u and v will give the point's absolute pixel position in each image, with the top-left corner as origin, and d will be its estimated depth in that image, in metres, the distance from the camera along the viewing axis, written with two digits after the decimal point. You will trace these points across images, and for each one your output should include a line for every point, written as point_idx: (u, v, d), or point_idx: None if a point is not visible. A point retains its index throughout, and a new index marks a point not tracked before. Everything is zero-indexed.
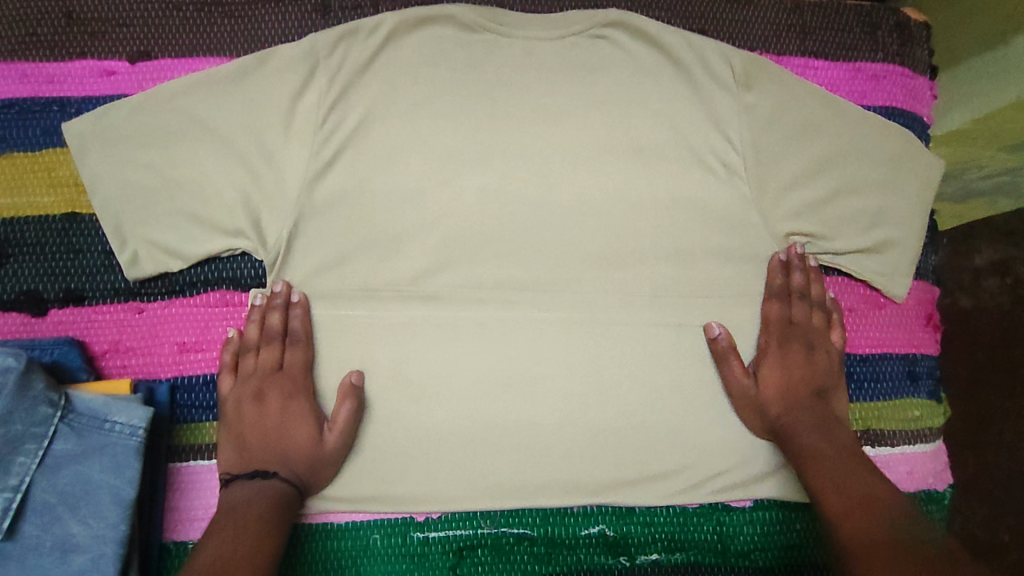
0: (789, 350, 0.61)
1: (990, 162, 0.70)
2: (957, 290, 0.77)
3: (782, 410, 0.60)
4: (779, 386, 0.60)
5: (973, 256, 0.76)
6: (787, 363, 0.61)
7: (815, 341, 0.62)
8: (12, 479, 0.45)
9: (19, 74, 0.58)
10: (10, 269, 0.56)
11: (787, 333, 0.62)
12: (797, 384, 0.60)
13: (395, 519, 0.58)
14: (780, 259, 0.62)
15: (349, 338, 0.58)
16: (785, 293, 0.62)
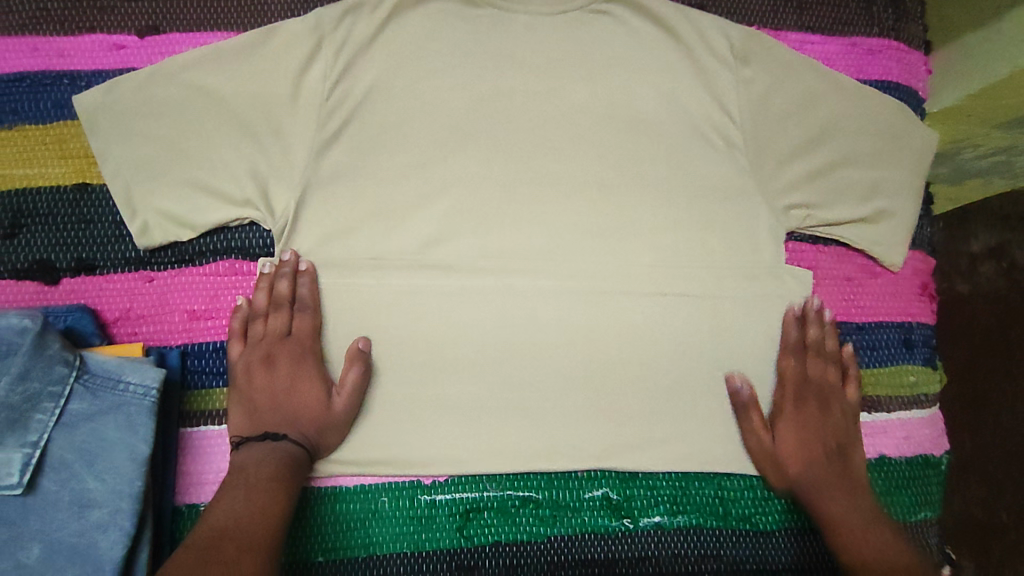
0: (805, 407, 0.61)
1: (985, 141, 0.70)
2: (955, 274, 0.77)
3: (800, 468, 0.60)
4: (797, 445, 0.60)
5: (970, 241, 0.77)
6: (805, 420, 0.61)
7: (830, 398, 0.62)
8: (30, 436, 0.46)
9: (30, 48, 0.59)
10: (22, 240, 0.57)
11: (803, 390, 0.62)
12: (816, 441, 0.61)
13: (403, 483, 0.59)
14: (796, 312, 0.63)
15: (356, 306, 0.60)
16: (802, 348, 0.62)
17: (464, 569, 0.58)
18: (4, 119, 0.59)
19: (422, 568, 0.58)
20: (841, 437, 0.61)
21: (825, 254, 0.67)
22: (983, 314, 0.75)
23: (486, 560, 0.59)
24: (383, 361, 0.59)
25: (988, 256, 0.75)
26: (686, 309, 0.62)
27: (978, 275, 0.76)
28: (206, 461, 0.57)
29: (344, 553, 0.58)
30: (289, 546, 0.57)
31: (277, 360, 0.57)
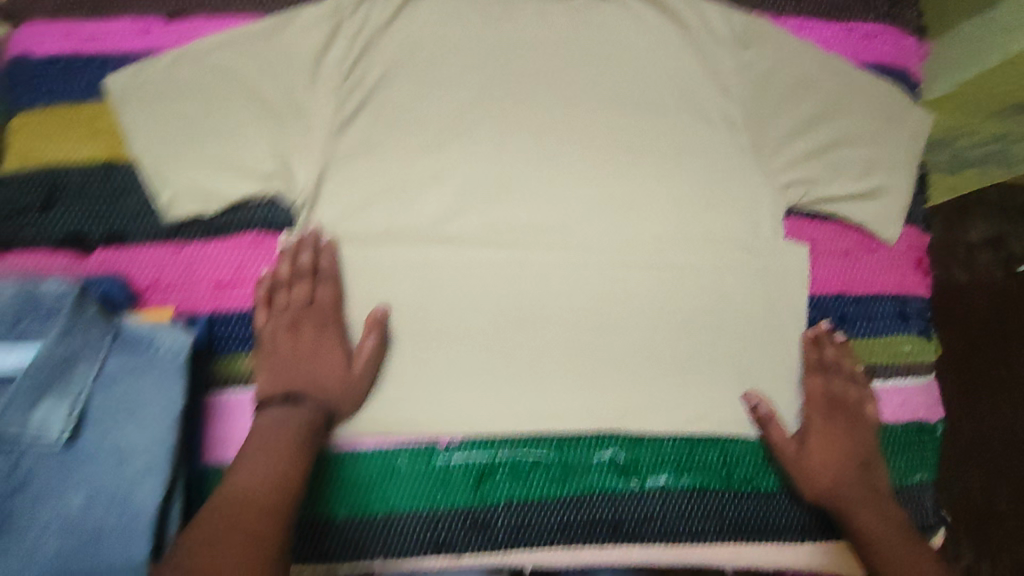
0: (832, 424, 0.64)
1: (981, 129, 0.81)
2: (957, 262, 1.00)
3: (832, 484, 0.62)
4: (826, 461, 0.63)
5: (970, 233, 1.01)
6: (831, 438, 0.63)
7: (855, 415, 0.64)
8: (72, 390, 0.49)
9: (64, 32, 0.63)
10: (58, 213, 0.60)
11: (828, 407, 0.64)
12: (843, 456, 0.63)
13: (419, 445, 0.62)
14: (811, 335, 0.65)
15: (375, 276, 0.62)
16: (823, 367, 0.65)
17: (479, 526, 0.61)
18: (40, 99, 0.62)
19: (438, 524, 0.61)
20: (867, 452, 0.63)
21: (825, 228, 0.69)
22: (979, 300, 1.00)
23: (499, 517, 0.61)
24: (400, 330, 0.62)
25: (986, 247, 1.00)
26: (690, 280, 0.65)
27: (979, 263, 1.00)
28: (232, 424, 0.60)
29: (363, 510, 0.60)
30: (307, 504, 0.60)
31: (301, 327, 0.59)
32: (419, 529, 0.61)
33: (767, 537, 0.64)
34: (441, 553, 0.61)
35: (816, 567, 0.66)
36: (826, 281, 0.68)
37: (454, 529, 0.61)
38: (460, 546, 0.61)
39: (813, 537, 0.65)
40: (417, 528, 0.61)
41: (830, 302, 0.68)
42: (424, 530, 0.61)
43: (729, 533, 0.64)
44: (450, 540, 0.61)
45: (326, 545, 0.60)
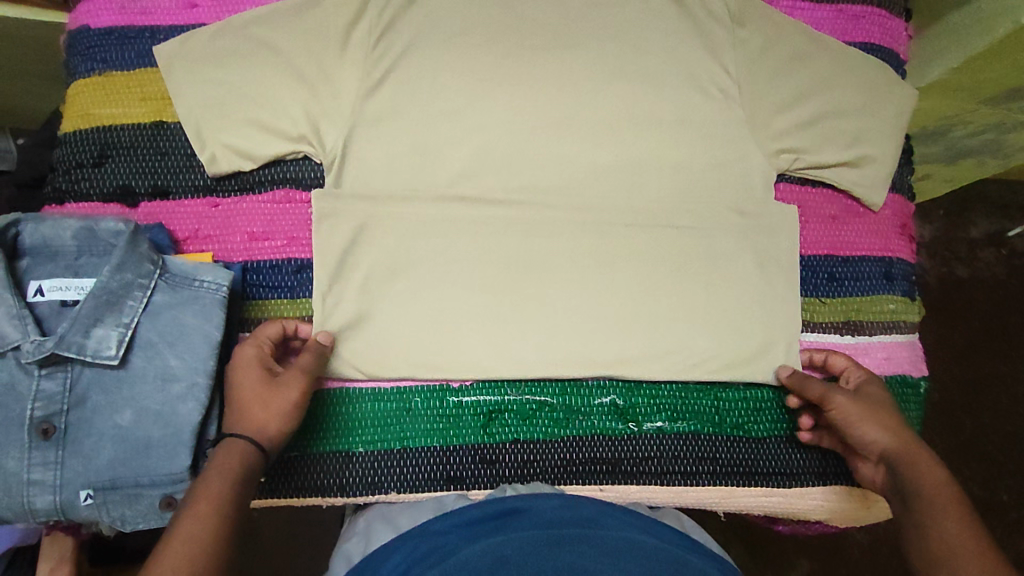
0: (878, 389, 0.64)
1: (977, 121, 0.85)
2: (960, 258, 1.10)
3: (891, 433, 0.60)
4: (883, 410, 0.62)
5: (974, 230, 1.11)
6: (882, 398, 0.63)
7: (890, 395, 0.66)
8: (125, 317, 0.55)
9: (118, 7, 0.70)
10: (109, 168, 0.67)
11: (868, 377, 0.66)
12: (895, 414, 0.62)
13: (433, 385, 0.67)
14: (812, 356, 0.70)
15: (397, 235, 0.67)
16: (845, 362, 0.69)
17: (487, 462, 0.66)
18: (95, 67, 0.69)
19: (448, 459, 0.66)
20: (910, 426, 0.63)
21: (812, 194, 0.75)
22: (986, 296, 1.10)
23: (505, 455, 0.66)
24: (419, 284, 0.67)
25: (990, 244, 1.11)
26: (686, 241, 0.70)
27: (983, 259, 1.11)
28: None
29: (379, 445, 0.66)
30: (312, 441, 0.65)
31: (237, 355, 0.59)
32: (430, 465, 0.66)
33: (760, 481, 0.68)
34: (452, 487, 0.66)
35: (805, 513, 0.69)
36: (814, 243, 0.74)
37: (463, 465, 0.66)
38: (470, 480, 0.66)
39: (802, 482, 0.69)
40: (430, 463, 0.66)
41: (818, 262, 0.73)
42: (435, 465, 0.66)
43: (721, 476, 0.68)
44: (459, 474, 0.66)
45: (343, 476, 0.65)
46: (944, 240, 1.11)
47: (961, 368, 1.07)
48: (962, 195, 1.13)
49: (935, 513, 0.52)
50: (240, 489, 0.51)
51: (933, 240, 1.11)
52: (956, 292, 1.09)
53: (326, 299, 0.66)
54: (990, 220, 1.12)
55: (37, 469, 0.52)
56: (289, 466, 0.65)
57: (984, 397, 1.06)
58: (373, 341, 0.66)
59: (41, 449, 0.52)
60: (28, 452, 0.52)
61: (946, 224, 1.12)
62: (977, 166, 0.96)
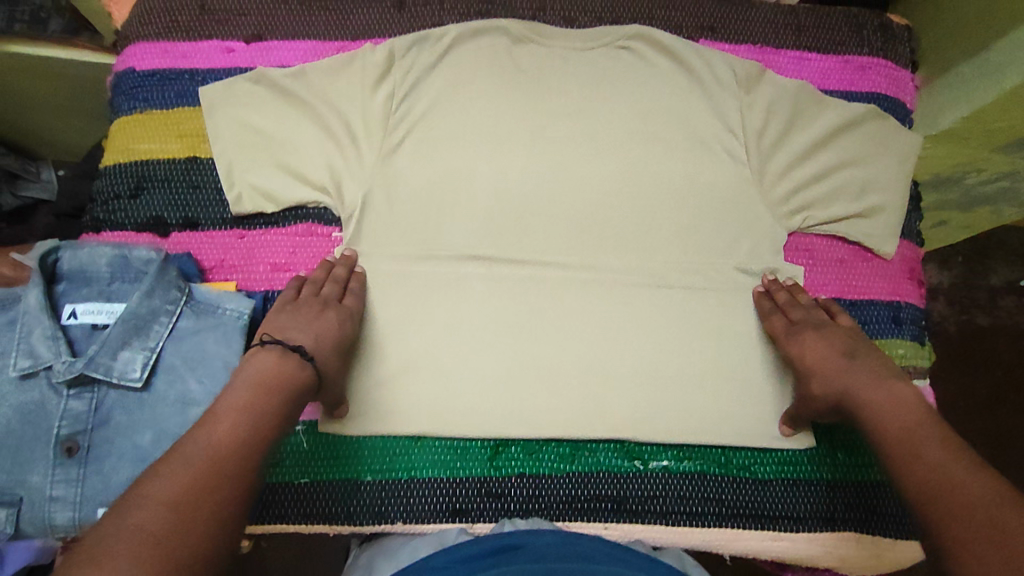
0: (803, 338, 0.64)
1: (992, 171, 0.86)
2: (981, 305, 1.10)
3: (824, 386, 0.60)
4: (812, 366, 0.62)
5: (994, 277, 1.11)
6: (806, 351, 0.63)
7: (822, 323, 0.64)
8: (150, 341, 0.58)
9: (161, 51, 0.75)
10: (144, 200, 0.71)
11: (795, 330, 0.65)
12: (827, 358, 0.61)
13: (444, 442, 0.68)
14: (759, 289, 0.71)
15: (413, 280, 0.70)
16: (779, 310, 0.69)
17: (491, 496, 0.67)
18: (137, 106, 0.74)
19: (453, 491, 0.67)
20: (846, 345, 0.61)
21: (819, 240, 0.76)
22: (1009, 344, 1.09)
23: (510, 489, 0.67)
24: (433, 323, 0.69)
25: (1009, 291, 1.10)
26: (695, 283, 0.72)
27: (1005, 306, 1.10)
28: None
29: (387, 475, 0.67)
30: (324, 468, 0.67)
31: (332, 318, 0.62)
32: (436, 495, 0.66)
33: (766, 524, 0.68)
34: (456, 519, 0.66)
35: (813, 560, 0.68)
36: (822, 285, 0.75)
37: (468, 497, 0.67)
38: (474, 514, 0.66)
39: (810, 527, 0.68)
40: (434, 494, 0.66)
41: None
42: (441, 496, 0.66)
43: (726, 518, 0.68)
44: (464, 506, 0.66)
45: (351, 504, 0.66)
46: (963, 288, 1.11)
47: (985, 419, 1.05)
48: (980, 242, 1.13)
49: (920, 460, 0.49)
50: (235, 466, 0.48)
51: (952, 287, 1.11)
52: (978, 340, 1.09)
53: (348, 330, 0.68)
54: (1011, 268, 1.11)
55: (59, 486, 0.54)
56: (296, 492, 0.66)
57: (1011, 450, 1.04)
58: (386, 376, 0.68)
59: (65, 466, 0.55)
60: (52, 469, 0.54)
61: (966, 270, 1.12)
62: (994, 214, 0.96)
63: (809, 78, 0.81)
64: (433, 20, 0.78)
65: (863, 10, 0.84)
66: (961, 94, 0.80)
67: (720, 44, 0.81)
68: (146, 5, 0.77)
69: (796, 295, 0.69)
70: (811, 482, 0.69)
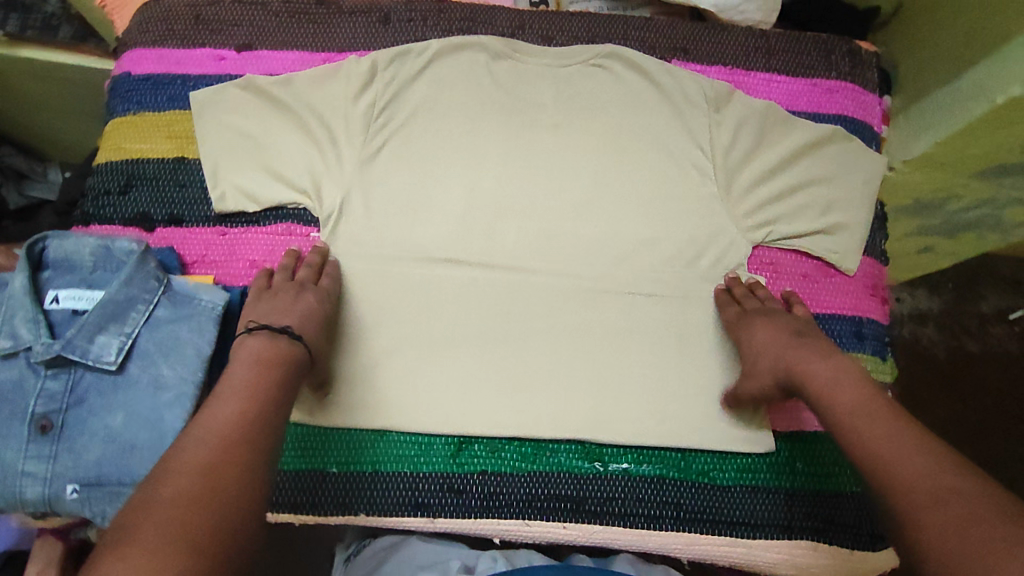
0: (754, 321, 0.67)
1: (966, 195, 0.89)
2: (972, 332, 1.11)
3: (770, 367, 0.63)
4: (762, 348, 0.65)
5: (985, 305, 1.13)
6: (756, 333, 0.66)
7: (773, 310, 0.68)
8: (127, 327, 0.61)
9: (156, 57, 0.79)
10: (132, 196, 0.74)
11: (747, 316, 0.69)
12: (775, 339, 0.64)
13: (410, 437, 0.69)
14: (720, 289, 0.73)
15: (388, 283, 0.72)
16: (736, 302, 0.71)
17: (453, 491, 0.68)
18: (131, 108, 0.77)
19: (418, 486, 0.68)
20: (794, 328, 0.65)
21: (785, 254, 0.78)
22: (993, 369, 1.10)
23: (472, 485, 0.68)
24: (404, 322, 0.71)
25: (1000, 318, 1.12)
26: (662, 292, 0.74)
27: (995, 334, 1.12)
28: None
29: (354, 467, 0.68)
30: (291, 458, 0.68)
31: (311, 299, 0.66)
32: (402, 489, 0.68)
33: (724, 529, 0.69)
34: (419, 513, 0.68)
35: (770, 567, 0.69)
36: None
37: (432, 492, 0.68)
38: (437, 508, 0.68)
39: (767, 534, 0.69)
40: (398, 488, 0.68)
41: None
42: (405, 490, 0.68)
43: (684, 522, 0.69)
44: (428, 501, 0.68)
45: (317, 495, 0.67)
46: (955, 313, 1.12)
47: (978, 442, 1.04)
48: (970, 269, 1.15)
49: (872, 460, 0.50)
50: (210, 450, 0.48)
51: (941, 313, 1.12)
52: (965, 366, 1.09)
53: None
54: (1003, 297, 1.13)
55: (31, 461, 0.56)
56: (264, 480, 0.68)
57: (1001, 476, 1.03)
58: (361, 375, 0.70)
59: (38, 443, 0.57)
60: (26, 445, 0.57)
61: (958, 297, 1.13)
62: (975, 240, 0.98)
63: (777, 99, 0.84)
64: (417, 36, 0.82)
65: (832, 36, 0.88)
66: (933, 119, 0.83)
67: (692, 64, 0.85)
68: (146, 15, 0.81)
69: (755, 289, 0.72)
70: (770, 489, 0.70)
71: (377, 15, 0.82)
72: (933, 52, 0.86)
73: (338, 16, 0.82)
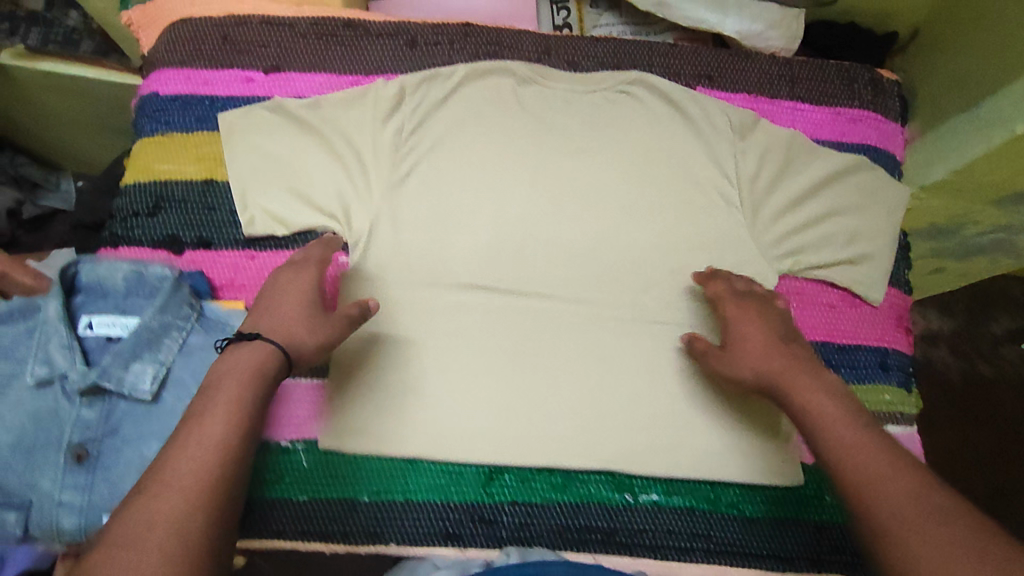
0: (745, 304, 0.67)
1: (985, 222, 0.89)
2: (986, 356, 1.12)
3: (767, 352, 0.63)
4: (756, 333, 0.65)
5: (998, 328, 1.14)
6: (751, 315, 0.66)
7: (767, 302, 0.68)
8: (161, 355, 0.60)
9: (183, 77, 0.79)
10: (161, 218, 0.74)
11: (739, 296, 0.68)
12: (770, 330, 0.65)
13: (440, 466, 0.69)
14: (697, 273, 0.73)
15: (416, 310, 0.72)
16: (718, 279, 0.71)
17: (483, 521, 0.68)
18: (159, 128, 0.77)
19: (447, 515, 0.68)
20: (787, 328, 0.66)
21: (811, 284, 0.78)
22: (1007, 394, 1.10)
23: (503, 516, 0.68)
24: (433, 348, 0.71)
25: (1012, 341, 1.13)
26: (690, 321, 0.74)
27: (1009, 357, 1.12)
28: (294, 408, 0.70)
29: (383, 496, 0.68)
30: (321, 487, 0.68)
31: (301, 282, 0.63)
32: (431, 519, 0.68)
33: (754, 563, 0.69)
34: (449, 543, 0.67)
35: None
36: (811, 329, 0.77)
37: (462, 522, 0.68)
38: (467, 539, 0.67)
39: (796, 567, 0.69)
40: (428, 518, 0.68)
41: (814, 347, 0.76)
42: (435, 520, 0.68)
43: (713, 555, 0.69)
44: (459, 532, 0.68)
45: (347, 523, 0.67)
46: (969, 337, 1.13)
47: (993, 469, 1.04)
48: (983, 293, 1.16)
49: None
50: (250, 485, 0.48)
51: (955, 336, 1.13)
52: (982, 391, 1.10)
53: (350, 356, 0.70)
54: (1014, 319, 1.14)
55: (68, 491, 0.56)
56: (294, 509, 0.67)
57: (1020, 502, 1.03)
58: (390, 403, 0.69)
59: (74, 473, 0.56)
60: (62, 474, 0.56)
61: (971, 320, 1.14)
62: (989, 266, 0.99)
63: (801, 127, 0.85)
64: (443, 59, 0.82)
65: (856, 65, 0.88)
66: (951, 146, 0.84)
67: (717, 92, 0.85)
68: (172, 34, 0.81)
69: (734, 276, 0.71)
70: (799, 522, 0.70)
71: (404, 38, 0.82)
72: (951, 81, 0.87)
73: (365, 38, 0.82)
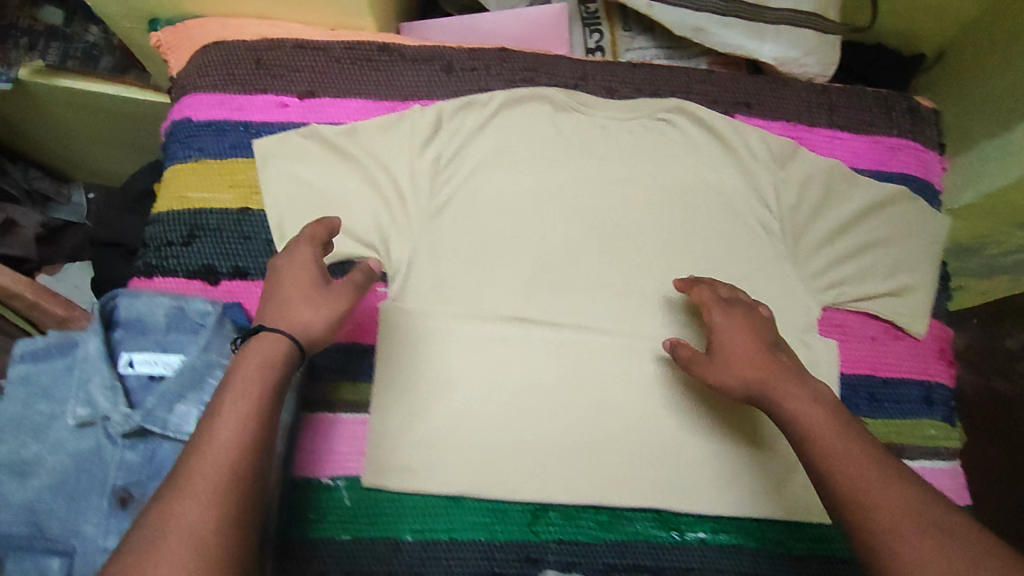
0: (732, 312, 0.64)
1: None
2: None
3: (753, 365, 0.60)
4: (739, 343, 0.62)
5: None
6: (738, 325, 0.63)
7: (751, 308, 0.65)
8: (205, 395, 0.59)
9: (217, 102, 0.77)
10: (196, 247, 0.72)
11: (724, 305, 0.65)
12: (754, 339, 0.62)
13: (485, 504, 0.67)
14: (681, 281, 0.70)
15: (458, 342, 0.70)
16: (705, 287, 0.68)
17: (530, 561, 0.67)
18: (192, 154, 0.75)
19: (493, 555, 0.66)
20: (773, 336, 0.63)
21: (855, 317, 0.77)
22: None
23: (549, 554, 0.67)
24: (475, 382, 0.70)
25: None
26: None
27: None
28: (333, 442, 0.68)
29: (428, 534, 0.66)
30: (363, 526, 0.66)
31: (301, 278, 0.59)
32: (478, 558, 0.66)
33: None
34: None
35: None
36: (856, 362, 0.76)
37: (509, 562, 0.66)
38: None
39: None
40: (474, 557, 0.66)
41: (859, 380, 0.76)
42: (481, 560, 0.66)
43: None
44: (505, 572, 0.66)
45: (391, 563, 0.66)
46: None
47: None
48: None
49: None
50: None
51: None
52: None
53: (393, 391, 0.69)
54: None
55: (113, 537, 0.54)
56: (337, 550, 0.65)
57: None
58: (434, 439, 0.68)
59: (119, 517, 0.55)
60: (106, 519, 0.55)
61: None
62: None
63: (839, 156, 0.84)
64: (479, 85, 0.81)
65: (892, 93, 0.88)
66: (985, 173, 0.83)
67: (754, 120, 0.85)
68: (203, 57, 0.79)
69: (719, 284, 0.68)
70: (846, 560, 0.69)
71: (440, 63, 0.81)
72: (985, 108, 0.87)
73: (400, 63, 0.80)
